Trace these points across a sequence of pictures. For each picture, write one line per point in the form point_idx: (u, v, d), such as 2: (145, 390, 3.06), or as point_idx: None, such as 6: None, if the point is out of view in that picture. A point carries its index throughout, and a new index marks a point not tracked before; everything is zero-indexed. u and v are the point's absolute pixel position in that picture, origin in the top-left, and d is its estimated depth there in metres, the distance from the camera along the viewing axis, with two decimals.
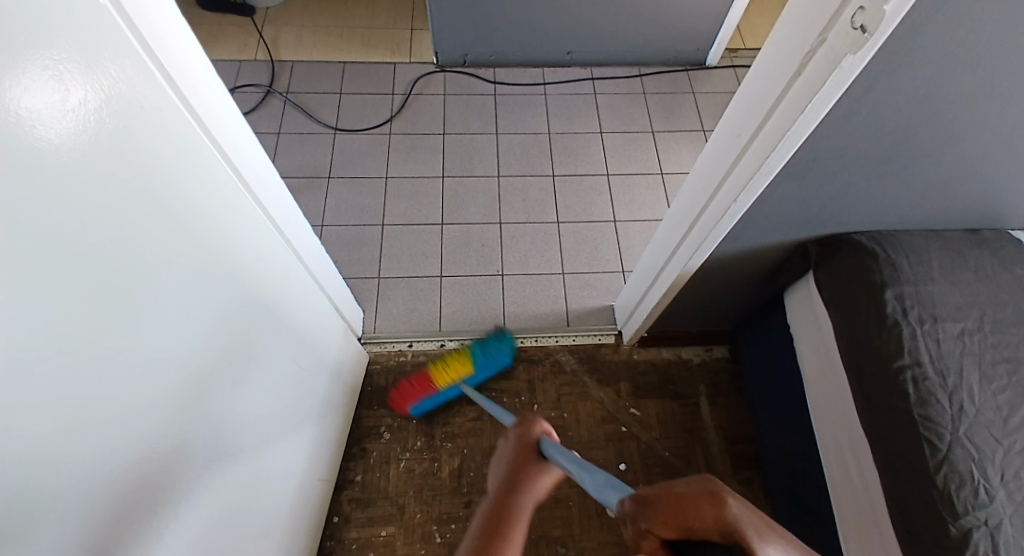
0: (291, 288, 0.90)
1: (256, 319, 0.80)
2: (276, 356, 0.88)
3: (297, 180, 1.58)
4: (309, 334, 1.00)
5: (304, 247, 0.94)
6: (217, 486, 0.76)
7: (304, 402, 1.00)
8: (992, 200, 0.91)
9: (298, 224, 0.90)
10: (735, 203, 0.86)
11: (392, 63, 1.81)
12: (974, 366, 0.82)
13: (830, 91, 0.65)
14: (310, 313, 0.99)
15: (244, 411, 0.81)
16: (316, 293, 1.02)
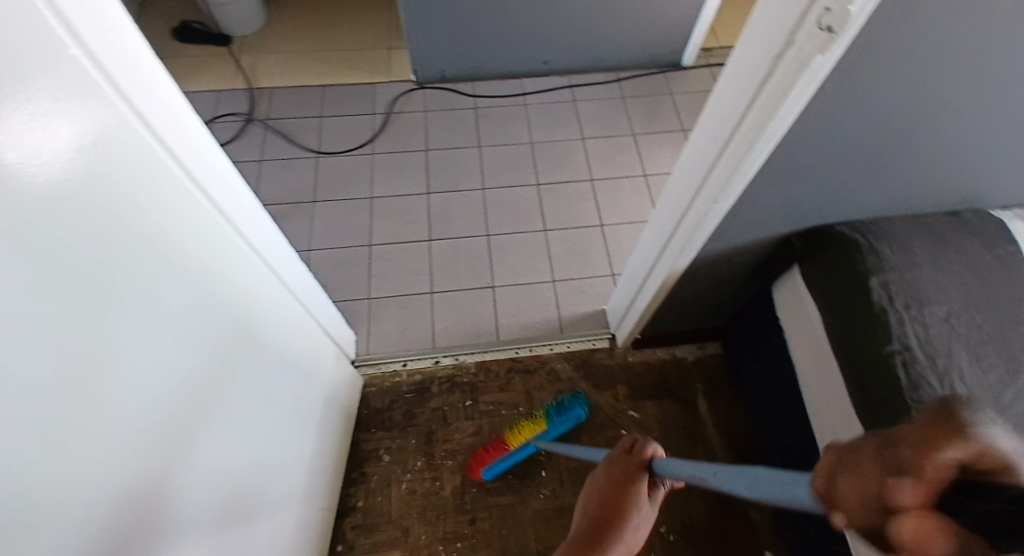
0: (282, 320, 0.90)
1: (245, 351, 0.79)
2: (268, 386, 0.87)
3: (281, 206, 1.58)
4: (301, 363, 0.99)
5: (296, 277, 0.94)
6: (215, 519, 0.74)
7: (300, 431, 0.99)
8: (972, 183, 0.92)
9: (288, 254, 0.91)
10: (718, 202, 0.87)
11: (371, 83, 1.82)
12: (962, 347, 0.83)
13: (802, 88, 0.66)
14: (300, 341, 0.98)
15: (242, 444, 0.80)
16: (309, 324, 1.02)
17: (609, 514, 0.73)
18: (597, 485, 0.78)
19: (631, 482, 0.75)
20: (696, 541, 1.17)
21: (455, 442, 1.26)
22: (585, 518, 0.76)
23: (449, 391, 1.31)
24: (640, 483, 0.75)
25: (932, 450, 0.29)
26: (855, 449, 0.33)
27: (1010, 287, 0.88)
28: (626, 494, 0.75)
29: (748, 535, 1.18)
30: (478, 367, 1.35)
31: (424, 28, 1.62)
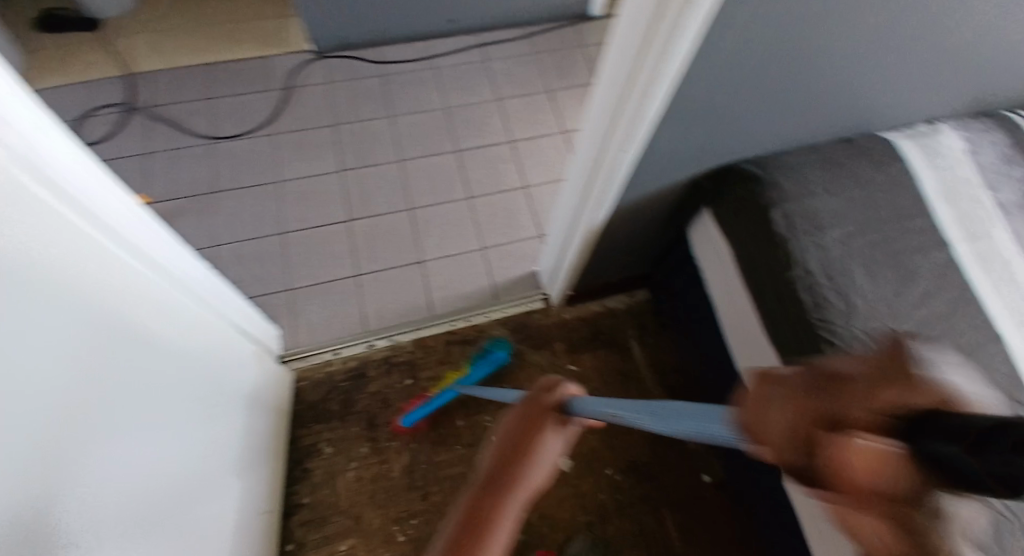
0: (179, 321, 0.85)
1: (141, 358, 0.74)
2: (173, 393, 0.82)
3: (177, 201, 1.47)
4: (210, 365, 0.94)
5: (189, 273, 0.89)
6: (134, 537, 0.70)
7: (221, 435, 0.95)
8: (861, 108, 0.97)
9: (178, 248, 0.86)
10: (626, 151, 0.87)
11: (262, 56, 1.70)
12: (859, 265, 0.89)
13: (691, 27, 0.66)
14: (204, 342, 0.93)
15: (156, 450, 0.76)
16: (216, 321, 0.97)
17: (516, 450, 0.69)
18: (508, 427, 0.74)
19: (540, 420, 0.72)
20: (642, 479, 1.22)
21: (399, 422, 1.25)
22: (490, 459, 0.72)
23: (387, 372, 1.29)
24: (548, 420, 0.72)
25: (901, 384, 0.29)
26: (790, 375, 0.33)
27: (898, 204, 0.94)
28: (535, 428, 0.71)
29: (689, 466, 1.24)
30: (415, 344, 1.33)
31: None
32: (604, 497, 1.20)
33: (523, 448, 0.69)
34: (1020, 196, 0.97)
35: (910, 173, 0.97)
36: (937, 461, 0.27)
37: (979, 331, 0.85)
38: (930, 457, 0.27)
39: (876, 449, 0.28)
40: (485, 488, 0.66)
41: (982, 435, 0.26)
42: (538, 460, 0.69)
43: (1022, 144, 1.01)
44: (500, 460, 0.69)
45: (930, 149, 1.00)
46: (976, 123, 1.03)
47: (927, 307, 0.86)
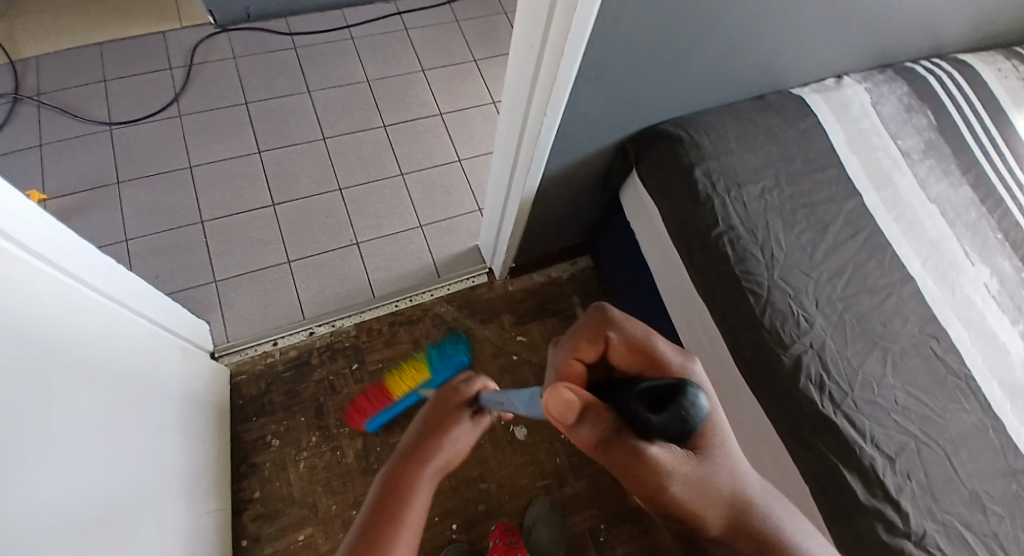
0: (91, 320, 0.81)
1: (53, 355, 0.71)
2: (95, 392, 0.79)
3: (81, 195, 1.38)
4: (134, 363, 0.91)
5: (92, 267, 0.84)
6: (59, 540, 0.67)
7: (154, 434, 0.92)
8: (771, 63, 1.00)
9: (75, 241, 0.81)
10: (547, 115, 0.87)
11: (162, 32, 1.60)
12: (776, 217, 0.94)
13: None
14: (125, 341, 0.90)
15: (81, 447, 0.73)
16: (130, 317, 0.93)
17: (429, 432, 0.65)
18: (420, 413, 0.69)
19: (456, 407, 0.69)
20: None
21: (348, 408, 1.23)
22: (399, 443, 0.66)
23: (331, 359, 1.27)
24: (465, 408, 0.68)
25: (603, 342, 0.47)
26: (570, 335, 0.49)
27: (810, 157, 0.99)
28: (451, 415, 0.68)
29: None
30: (358, 329, 1.31)
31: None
32: (560, 462, 1.23)
33: (438, 432, 0.65)
34: (922, 143, 1.03)
35: (822, 127, 1.02)
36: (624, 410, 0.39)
37: (889, 272, 0.91)
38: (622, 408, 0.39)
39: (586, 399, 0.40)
40: (401, 462, 0.62)
41: (646, 395, 0.38)
42: (455, 443, 0.65)
43: (920, 93, 1.08)
44: (414, 442, 0.65)
45: (840, 103, 1.05)
46: (879, 76, 1.09)
47: (842, 252, 0.91)
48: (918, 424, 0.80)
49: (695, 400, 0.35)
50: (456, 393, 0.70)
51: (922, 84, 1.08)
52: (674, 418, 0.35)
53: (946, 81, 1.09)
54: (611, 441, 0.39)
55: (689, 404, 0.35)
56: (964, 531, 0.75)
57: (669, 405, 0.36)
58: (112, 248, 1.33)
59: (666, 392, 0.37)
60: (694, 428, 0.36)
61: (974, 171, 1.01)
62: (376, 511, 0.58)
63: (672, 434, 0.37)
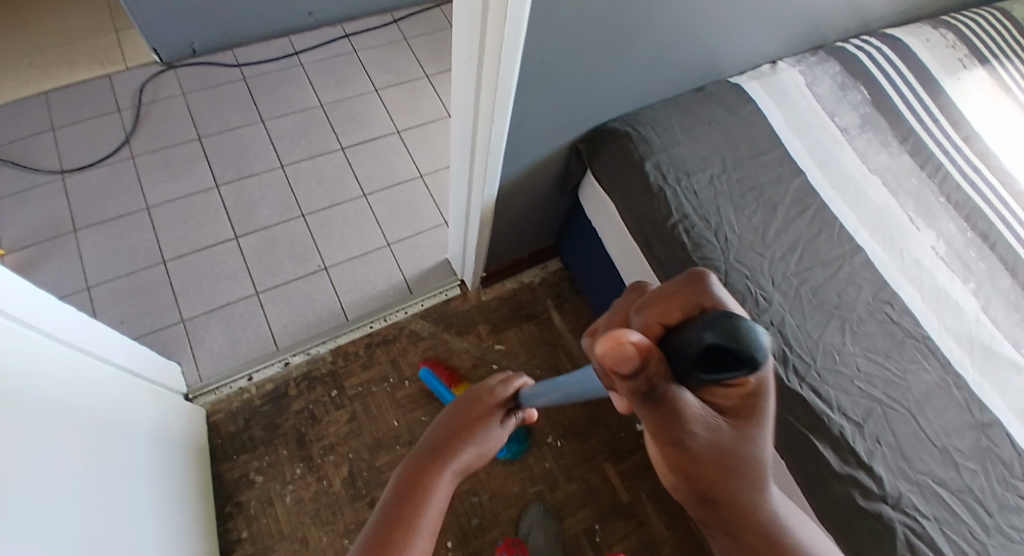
0: (51, 371, 0.79)
1: (21, 415, 0.70)
2: (66, 444, 0.77)
3: (36, 246, 1.35)
4: (104, 411, 0.89)
5: (49, 316, 0.82)
6: None
7: (132, 480, 0.90)
8: (709, 53, 1.03)
9: (28, 290, 0.78)
10: (494, 125, 0.88)
11: (106, 75, 1.58)
12: (728, 203, 0.96)
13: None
14: (94, 389, 0.88)
15: (56, 500, 0.72)
16: (90, 362, 0.90)
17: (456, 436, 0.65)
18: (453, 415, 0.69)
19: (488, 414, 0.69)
20: (581, 441, 1.26)
21: (331, 434, 1.22)
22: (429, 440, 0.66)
23: (309, 388, 1.26)
24: (494, 416, 0.69)
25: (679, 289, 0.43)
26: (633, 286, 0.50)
27: (754, 143, 1.03)
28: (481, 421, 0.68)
29: (621, 419, 1.29)
30: (335, 353, 1.30)
31: None
32: (549, 465, 1.23)
33: (473, 424, 0.67)
34: (859, 118, 1.07)
35: (761, 112, 1.06)
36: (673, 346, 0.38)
37: (840, 244, 0.94)
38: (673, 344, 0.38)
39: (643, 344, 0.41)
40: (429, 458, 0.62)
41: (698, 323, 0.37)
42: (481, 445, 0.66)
43: (855, 70, 1.12)
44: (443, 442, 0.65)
45: (776, 87, 1.10)
46: (812, 58, 1.14)
47: (794, 230, 0.94)
48: (881, 388, 0.83)
49: (748, 326, 0.35)
50: (492, 389, 0.72)
51: (853, 62, 1.13)
52: (737, 344, 0.34)
53: (876, 56, 1.13)
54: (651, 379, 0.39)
55: (740, 326, 0.35)
56: (939, 489, 0.77)
57: (723, 326, 0.36)
58: (73, 298, 1.30)
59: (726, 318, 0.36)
60: (735, 348, 0.35)
61: (912, 139, 1.06)
62: (398, 498, 0.58)
63: (727, 361, 0.36)
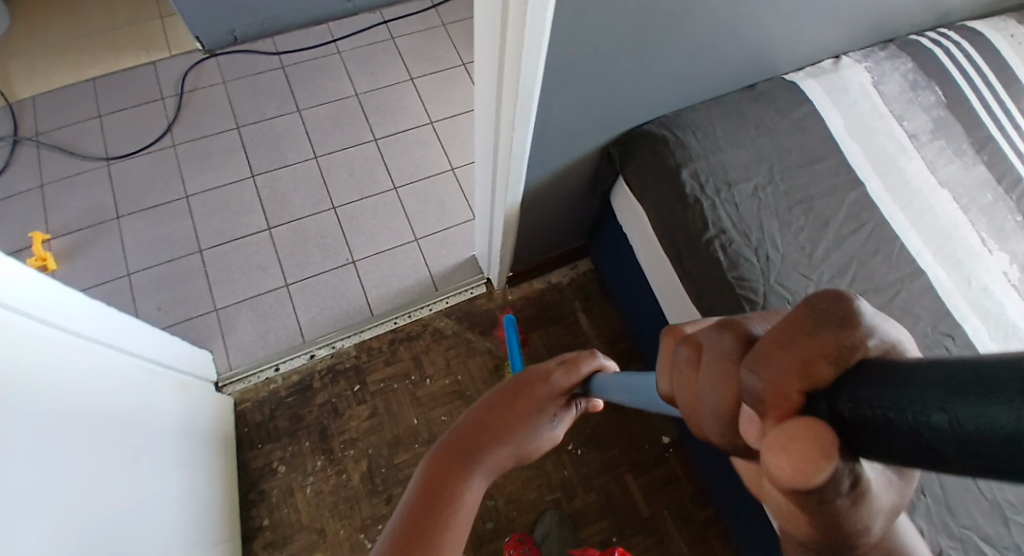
0: (71, 364, 0.81)
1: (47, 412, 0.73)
2: (88, 439, 0.79)
3: (81, 232, 1.39)
4: (127, 404, 0.91)
5: (68, 309, 0.84)
6: None
7: (153, 473, 0.93)
8: (757, 50, 0.95)
9: (46, 283, 0.80)
10: (516, 129, 0.84)
11: (150, 63, 1.61)
12: (772, 216, 0.89)
13: None
14: (119, 382, 0.90)
15: (78, 496, 0.75)
16: (113, 353, 0.92)
17: (503, 425, 0.63)
18: (506, 397, 0.66)
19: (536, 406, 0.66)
20: (603, 451, 1.23)
21: (352, 429, 1.23)
22: (476, 419, 0.64)
23: (333, 381, 1.27)
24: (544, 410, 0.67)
25: (814, 343, 0.25)
26: (712, 334, 0.31)
27: (806, 149, 0.94)
28: (530, 413, 0.66)
29: (647, 430, 1.25)
30: (359, 348, 1.30)
31: None
32: (569, 474, 1.20)
33: (522, 417, 0.65)
34: (930, 123, 0.97)
35: (817, 114, 0.97)
36: (963, 446, 0.20)
37: (898, 267, 0.85)
38: (965, 441, 0.20)
39: (806, 484, 0.23)
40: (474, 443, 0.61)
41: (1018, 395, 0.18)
42: (537, 434, 0.65)
43: (927, 69, 1.01)
44: (489, 425, 0.63)
45: (835, 86, 1.00)
46: (881, 53, 1.04)
47: (844, 249, 0.87)
48: None
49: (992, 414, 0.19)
50: (547, 380, 0.69)
51: (927, 58, 1.02)
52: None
53: (954, 52, 1.03)
54: (823, 492, 0.24)
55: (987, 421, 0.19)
56: (983, 546, 0.72)
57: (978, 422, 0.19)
58: (114, 284, 1.34)
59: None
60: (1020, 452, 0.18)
61: (989, 148, 0.96)
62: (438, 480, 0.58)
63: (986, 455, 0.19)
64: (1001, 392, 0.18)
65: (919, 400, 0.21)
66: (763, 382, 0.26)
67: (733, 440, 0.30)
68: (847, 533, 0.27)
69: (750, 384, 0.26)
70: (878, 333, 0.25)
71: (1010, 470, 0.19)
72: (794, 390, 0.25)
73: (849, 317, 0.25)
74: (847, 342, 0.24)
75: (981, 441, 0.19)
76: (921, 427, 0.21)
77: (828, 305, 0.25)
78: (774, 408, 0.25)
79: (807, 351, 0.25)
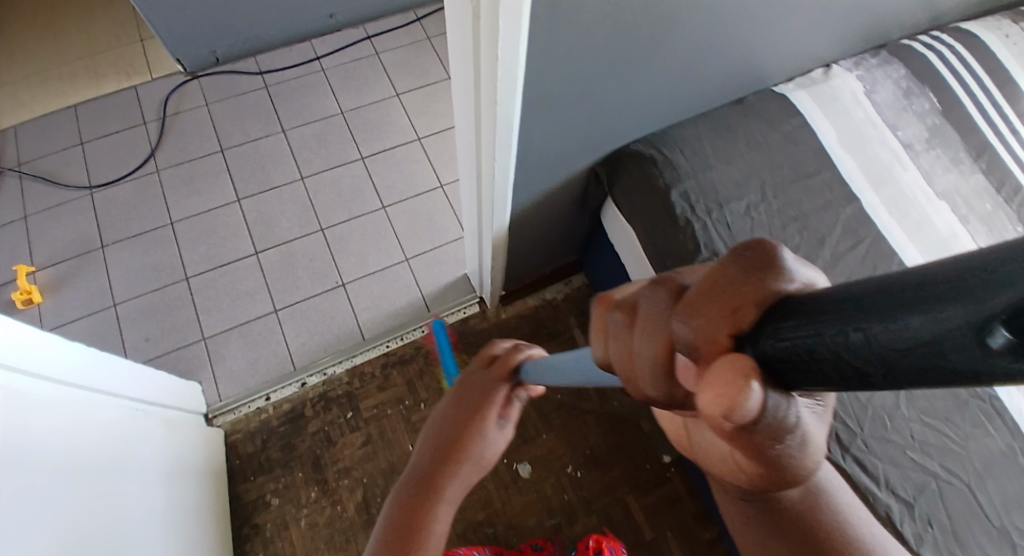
0: (51, 411, 0.78)
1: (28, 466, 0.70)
2: (71, 490, 0.77)
3: (66, 263, 1.37)
4: (110, 448, 0.88)
5: (48, 353, 0.81)
6: None
7: (137, 519, 0.90)
8: (745, 62, 0.93)
9: (18, 328, 0.76)
10: (497, 160, 0.81)
11: (132, 87, 1.60)
12: (766, 236, 0.87)
13: (513, 23, 0.59)
14: (101, 425, 0.88)
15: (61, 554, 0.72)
16: (89, 397, 0.88)
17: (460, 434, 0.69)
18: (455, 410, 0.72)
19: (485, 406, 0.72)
20: (602, 471, 1.20)
21: (346, 458, 1.21)
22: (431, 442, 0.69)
23: (325, 409, 1.24)
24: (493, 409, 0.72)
25: (739, 292, 0.27)
26: (646, 292, 0.32)
27: (800, 164, 0.92)
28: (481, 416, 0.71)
29: (647, 449, 1.22)
30: (351, 375, 1.28)
31: (164, 10, 1.41)
32: (569, 498, 1.18)
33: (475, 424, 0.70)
34: (925, 131, 0.95)
35: (810, 126, 0.95)
36: (880, 359, 0.21)
37: None
38: (883, 352, 0.21)
39: (739, 415, 0.25)
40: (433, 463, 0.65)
41: (931, 306, 0.19)
42: (491, 437, 0.70)
43: (920, 74, 0.99)
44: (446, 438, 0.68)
45: (827, 96, 0.97)
46: (873, 59, 1.01)
47: (842, 267, 0.84)
48: (937, 459, 0.73)
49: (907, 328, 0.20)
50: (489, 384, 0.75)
51: (921, 63, 1.00)
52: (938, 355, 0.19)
53: (948, 56, 1.00)
54: (758, 427, 0.26)
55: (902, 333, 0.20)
56: None
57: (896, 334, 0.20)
58: (100, 316, 1.32)
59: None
60: (932, 354, 0.20)
61: (987, 155, 0.93)
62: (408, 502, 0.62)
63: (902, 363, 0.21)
64: (919, 308, 0.20)
65: (840, 324, 0.22)
66: (694, 330, 0.28)
67: (672, 391, 0.32)
68: (786, 462, 0.29)
69: (684, 331, 0.28)
70: (797, 277, 0.27)
71: (924, 375, 0.21)
72: (722, 336, 0.27)
73: (769, 263, 0.27)
74: (766, 289, 0.26)
75: (900, 352, 0.20)
76: (843, 350, 0.22)
77: (748, 256, 0.27)
78: (709, 356, 0.27)
79: (732, 300, 0.27)
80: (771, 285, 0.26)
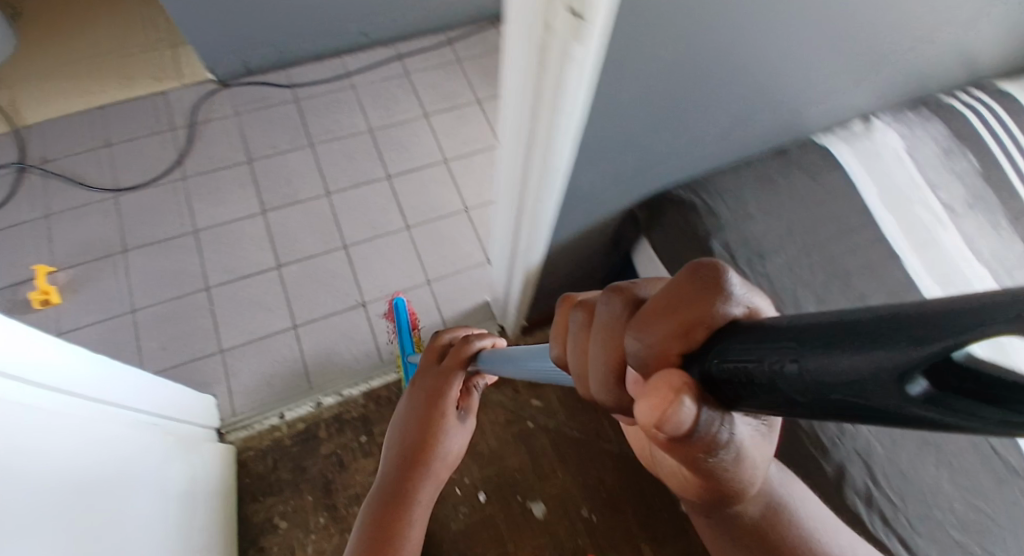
0: (67, 432, 0.75)
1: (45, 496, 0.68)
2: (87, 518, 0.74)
3: (85, 265, 1.36)
4: (121, 471, 0.85)
5: (59, 369, 0.78)
6: None
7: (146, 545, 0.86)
8: (793, 118, 0.92)
9: (33, 345, 0.73)
10: (542, 203, 0.80)
11: (162, 92, 1.59)
12: (807, 293, 0.86)
13: (581, 82, 0.58)
14: (113, 446, 0.84)
15: None
16: (97, 409, 0.85)
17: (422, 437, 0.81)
18: (410, 412, 0.85)
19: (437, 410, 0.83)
20: (617, 513, 1.18)
21: (356, 484, 1.18)
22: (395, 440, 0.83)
23: (339, 431, 1.23)
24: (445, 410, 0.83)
25: (691, 313, 0.30)
26: (606, 300, 0.36)
27: (840, 221, 0.91)
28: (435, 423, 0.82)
29: (663, 492, 1.20)
30: (366, 397, 1.26)
31: (200, 21, 1.41)
32: (583, 541, 1.15)
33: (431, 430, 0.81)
34: (967, 194, 0.94)
35: (851, 182, 0.94)
36: (810, 391, 0.24)
37: None
38: (816, 384, 0.24)
39: (674, 424, 0.28)
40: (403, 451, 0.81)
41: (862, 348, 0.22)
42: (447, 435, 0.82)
43: (961, 135, 0.98)
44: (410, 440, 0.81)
45: (870, 152, 0.96)
46: (913, 115, 1.00)
47: None
48: (976, 538, 0.71)
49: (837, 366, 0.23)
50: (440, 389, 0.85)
51: (963, 123, 0.99)
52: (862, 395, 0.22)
53: (988, 116, 1.00)
54: (693, 437, 0.29)
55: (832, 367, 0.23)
56: None
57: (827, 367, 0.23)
58: (116, 321, 1.30)
59: (986, 312, 0.20)
60: (855, 392, 0.23)
61: None
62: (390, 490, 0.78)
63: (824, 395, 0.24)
64: (857, 348, 0.23)
65: (779, 352, 0.25)
66: (650, 342, 0.31)
67: (621, 394, 0.35)
68: (718, 467, 0.33)
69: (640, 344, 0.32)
70: (741, 301, 0.31)
71: (847, 412, 0.24)
72: (673, 352, 0.31)
73: (717, 285, 0.30)
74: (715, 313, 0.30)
75: (826, 384, 0.23)
76: (776, 375, 0.25)
77: (700, 278, 0.31)
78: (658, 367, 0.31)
79: (685, 320, 0.30)
80: (719, 308, 0.30)
